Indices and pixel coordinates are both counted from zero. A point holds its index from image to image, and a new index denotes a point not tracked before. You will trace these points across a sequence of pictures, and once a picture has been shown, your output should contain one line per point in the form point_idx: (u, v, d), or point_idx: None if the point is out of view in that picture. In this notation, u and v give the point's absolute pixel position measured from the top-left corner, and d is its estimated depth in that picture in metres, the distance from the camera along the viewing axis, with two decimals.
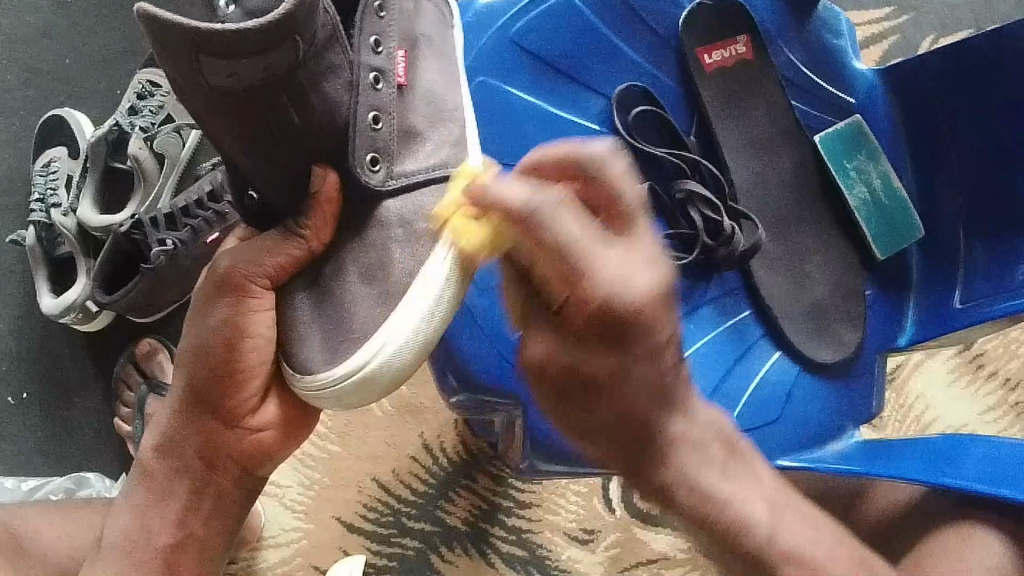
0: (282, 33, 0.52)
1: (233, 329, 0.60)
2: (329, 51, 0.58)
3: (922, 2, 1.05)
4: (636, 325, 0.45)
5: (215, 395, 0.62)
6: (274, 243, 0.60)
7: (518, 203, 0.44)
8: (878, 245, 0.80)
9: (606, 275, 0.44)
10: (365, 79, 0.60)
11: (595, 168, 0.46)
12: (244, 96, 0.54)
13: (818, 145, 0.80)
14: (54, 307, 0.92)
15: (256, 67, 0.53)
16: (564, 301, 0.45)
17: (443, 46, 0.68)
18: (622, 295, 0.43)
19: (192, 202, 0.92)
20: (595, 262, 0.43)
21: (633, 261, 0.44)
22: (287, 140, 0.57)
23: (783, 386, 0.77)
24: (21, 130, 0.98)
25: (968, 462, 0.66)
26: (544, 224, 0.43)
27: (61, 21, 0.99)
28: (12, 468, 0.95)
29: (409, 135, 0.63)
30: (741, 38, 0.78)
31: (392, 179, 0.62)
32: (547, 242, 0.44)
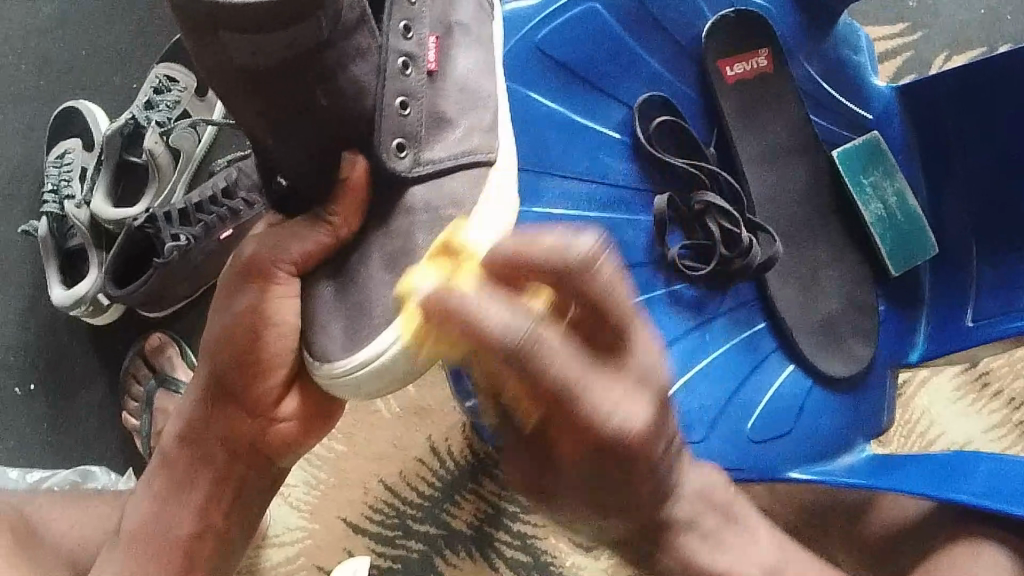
0: (302, 8, 0.52)
1: (258, 314, 0.61)
2: (357, 33, 0.58)
3: (938, 19, 1.05)
4: (631, 458, 0.43)
5: (236, 386, 0.63)
6: (300, 233, 0.61)
7: (498, 331, 0.39)
8: (892, 260, 0.81)
9: (593, 413, 0.41)
10: (393, 64, 0.60)
11: (578, 273, 0.41)
12: (265, 75, 0.55)
13: (836, 159, 0.80)
14: (64, 300, 0.92)
15: (279, 44, 0.53)
16: (555, 426, 0.42)
17: (481, 31, 0.68)
18: (621, 429, 0.41)
19: (205, 198, 0.91)
20: (587, 394, 0.41)
21: (626, 391, 0.42)
22: (314, 121, 0.58)
23: (795, 396, 0.77)
24: (36, 122, 0.98)
25: (975, 476, 0.66)
26: (524, 363, 0.39)
27: (78, 14, 0.99)
28: (19, 459, 0.96)
29: (440, 120, 0.64)
30: (763, 52, 0.78)
31: (419, 166, 0.63)
32: (531, 378, 0.40)
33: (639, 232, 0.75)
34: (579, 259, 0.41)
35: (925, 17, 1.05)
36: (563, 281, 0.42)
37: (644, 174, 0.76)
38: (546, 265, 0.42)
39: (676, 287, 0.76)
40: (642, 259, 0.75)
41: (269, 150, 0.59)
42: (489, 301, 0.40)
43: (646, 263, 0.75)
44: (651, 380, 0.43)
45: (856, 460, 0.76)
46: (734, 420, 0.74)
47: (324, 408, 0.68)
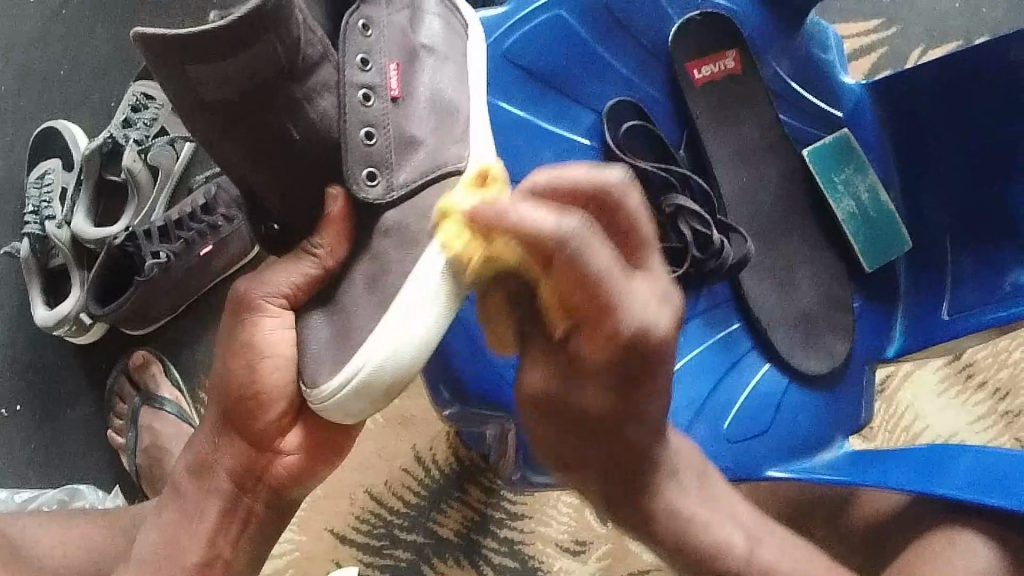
0: (251, 32, 0.55)
1: (249, 340, 0.62)
2: (320, 69, 0.61)
3: (911, 14, 1.06)
4: (651, 351, 0.47)
5: (240, 419, 0.63)
6: (289, 264, 0.63)
7: (545, 230, 0.43)
8: (866, 256, 0.81)
9: (635, 311, 0.44)
10: (354, 97, 0.63)
11: (613, 195, 0.43)
12: (237, 102, 0.58)
13: (807, 159, 0.81)
14: (48, 319, 0.92)
15: (240, 71, 0.57)
16: (588, 324, 0.46)
17: (449, 49, 0.69)
18: (647, 333, 0.45)
19: (186, 214, 0.93)
20: (624, 294, 0.44)
21: (655, 297, 0.45)
22: (292, 156, 0.61)
23: (772, 397, 0.77)
24: (15, 141, 0.98)
25: (958, 469, 0.66)
26: (578, 254, 0.43)
27: (55, 33, 0.99)
28: (6, 479, 0.95)
29: (409, 143, 0.65)
30: (730, 53, 0.79)
31: (393, 191, 0.64)
32: (581, 272, 0.43)
33: None
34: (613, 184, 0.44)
35: (898, 12, 1.05)
36: (601, 208, 0.43)
37: None
38: (577, 190, 0.44)
39: None
40: None
41: (252, 188, 0.62)
42: (536, 210, 0.44)
43: None
44: (671, 295, 0.46)
45: (835, 456, 0.76)
46: (712, 422, 0.74)
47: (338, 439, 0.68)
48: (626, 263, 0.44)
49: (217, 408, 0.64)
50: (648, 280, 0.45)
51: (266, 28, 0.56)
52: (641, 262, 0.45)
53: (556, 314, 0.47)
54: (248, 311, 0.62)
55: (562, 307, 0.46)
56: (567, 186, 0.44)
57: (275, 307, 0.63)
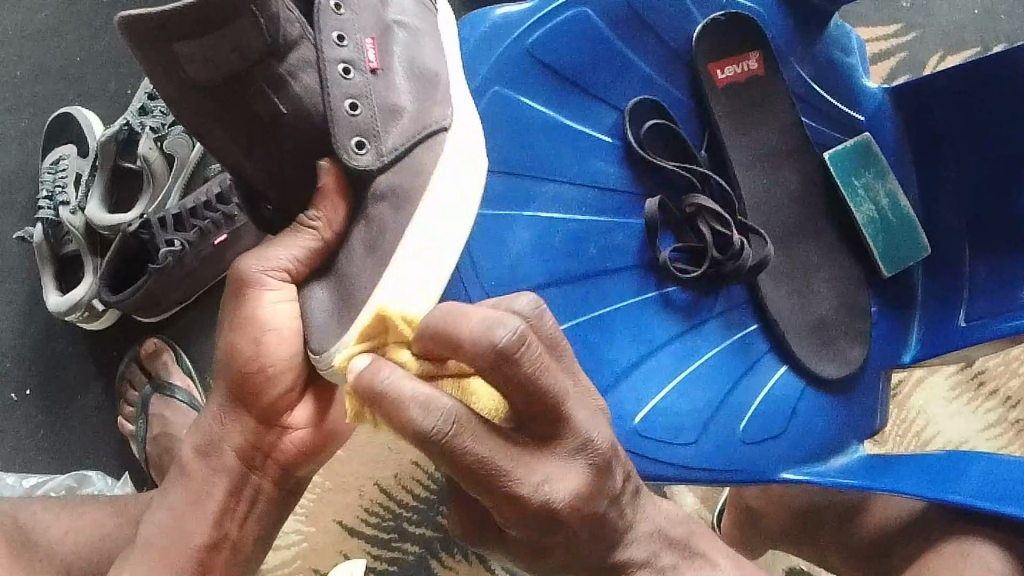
0: (230, 10, 0.56)
1: (258, 315, 0.61)
2: (299, 45, 0.63)
3: (929, 19, 1.05)
4: (562, 526, 0.43)
5: (247, 395, 0.62)
6: (283, 240, 0.63)
7: (415, 424, 0.38)
8: (884, 261, 0.81)
9: (530, 490, 0.41)
10: (334, 71, 0.63)
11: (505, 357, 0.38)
12: (222, 79, 0.59)
13: (828, 162, 0.80)
14: (60, 305, 0.92)
15: (223, 49, 0.57)
16: (492, 508, 0.42)
17: (420, 22, 0.70)
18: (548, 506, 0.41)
19: (200, 203, 0.92)
20: (515, 479, 0.40)
21: (555, 470, 0.41)
22: (281, 133, 0.63)
23: (788, 401, 0.77)
24: (29, 127, 0.98)
25: (972, 476, 0.66)
26: (448, 445, 0.39)
27: (71, 20, 0.98)
28: (14, 464, 0.95)
29: (394, 112, 0.65)
30: (753, 54, 0.78)
31: (383, 157, 0.64)
32: (455, 466, 0.39)
33: (629, 235, 0.76)
34: (507, 344, 0.38)
35: (917, 17, 1.05)
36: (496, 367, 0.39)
37: (634, 177, 0.77)
38: (472, 355, 0.39)
39: (668, 291, 0.76)
40: (631, 263, 0.75)
41: (240, 171, 0.64)
42: (409, 386, 0.39)
43: (636, 267, 0.76)
44: (569, 461, 0.42)
45: (849, 461, 0.76)
46: (727, 424, 0.74)
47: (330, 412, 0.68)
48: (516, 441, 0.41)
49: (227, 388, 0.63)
50: (551, 459, 0.42)
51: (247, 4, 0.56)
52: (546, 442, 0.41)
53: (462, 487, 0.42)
54: (254, 286, 0.61)
55: (467, 487, 0.41)
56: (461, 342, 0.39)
57: (276, 280, 0.62)
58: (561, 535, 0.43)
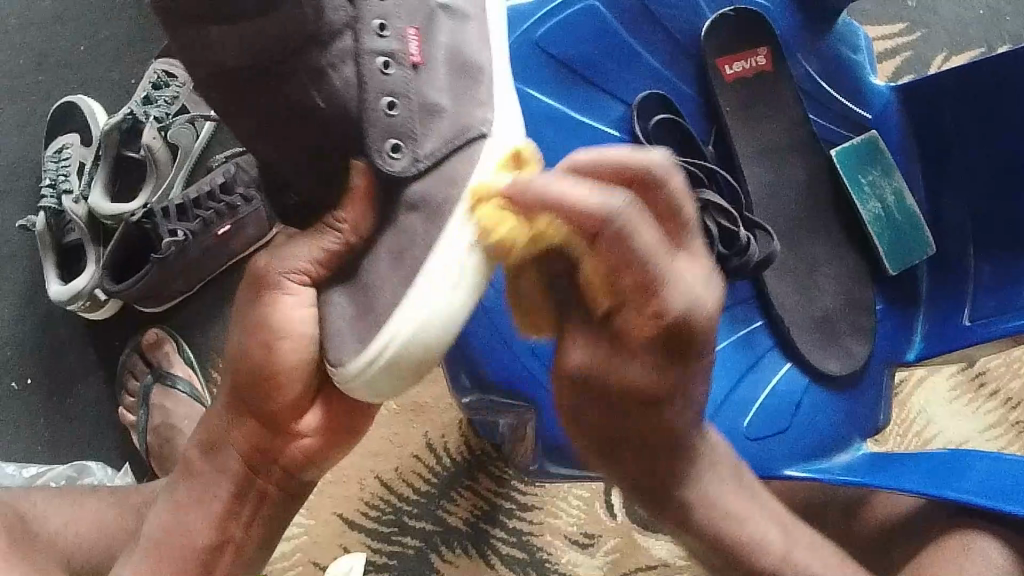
0: None
1: (268, 320, 0.60)
2: (342, 36, 0.62)
3: (936, 18, 1.05)
4: (698, 328, 0.47)
5: (256, 398, 0.62)
6: (309, 240, 0.62)
7: (589, 207, 0.43)
8: (891, 259, 0.80)
9: (678, 286, 0.45)
10: (373, 65, 0.63)
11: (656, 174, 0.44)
12: (261, 72, 0.60)
13: (835, 159, 0.80)
14: (62, 294, 0.91)
15: (261, 33, 0.58)
16: (632, 302, 0.47)
17: (471, 9, 0.69)
18: (692, 307, 0.45)
19: (204, 194, 0.93)
20: (671, 272, 0.44)
21: (700, 274, 0.45)
22: (315, 126, 0.61)
23: (792, 396, 0.77)
24: (33, 116, 0.98)
25: (974, 475, 0.66)
26: (620, 233, 0.43)
27: (76, 9, 0.98)
28: (14, 453, 0.95)
29: (433, 112, 0.64)
30: (761, 51, 0.78)
31: (419, 162, 0.63)
32: (621, 253, 0.44)
33: None
34: (657, 166, 0.44)
35: (923, 17, 1.05)
36: (642, 184, 0.44)
37: None
38: (622, 170, 0.44)
39: None
40: None
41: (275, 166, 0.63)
42: (575, 182, 0.44)
43: None
44: (711, 274, 0.46)
45: (854, 458, 0.76)
46: (731, 418, 0.74)
47: (344, 416, 0.66)
48: (675, 236, 0.45)
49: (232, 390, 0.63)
50: (693, 257, 0.45)
51: None
52: (677, 234, 0.45)
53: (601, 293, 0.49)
54: (267, 289, 0.61)
55: (605, 290, 0.48)
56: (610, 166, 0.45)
57: (293, 283, 0.62)
58: (687, 343, 0.49)
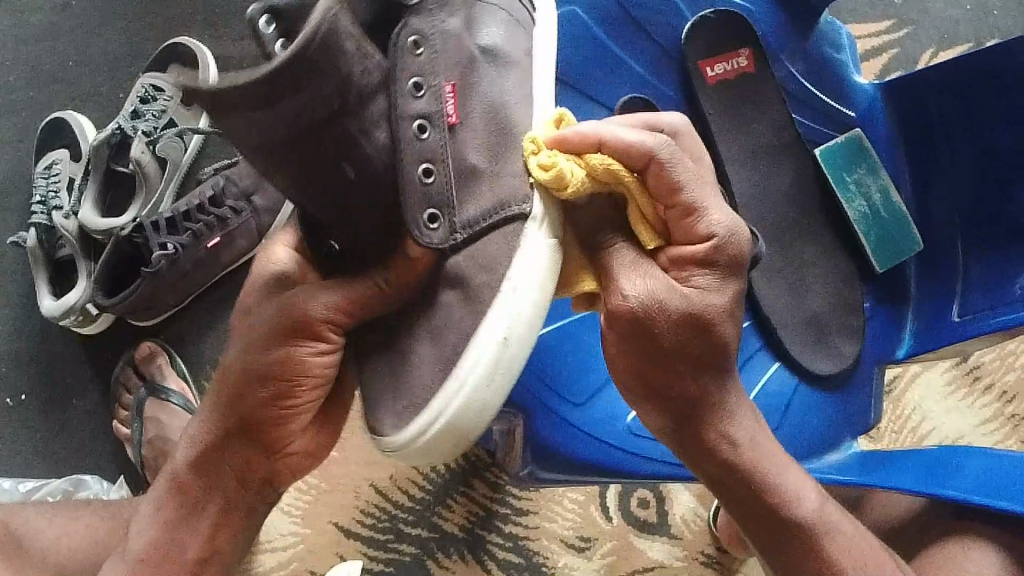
0: (298, 79, 0.45)
1: (298, 371, 0.59)
2: (376, 99, 0.53)
3: (923, 14, 1.05)
4: (731, 266, 0.55)
5: (261, 428, 0.61)
6: (333, 287, 0.57)
7: (640, 142, 0.52)
8: (877, 257, 0.81)
9: (713, 214, 0.53)
10: (407, 129, 0.55)
11: (683, 128, 0.56)
12: (296, 134, 0.48)
13: (818, 158, 0.81)
14: (54, 309, 0.92)
15: (284, 116, 0.47)
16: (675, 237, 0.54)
17: (515, 51, 0.60)
18: (731, 235, 0.54)
19: (193, 206, 0.93)
20: (703, 196, 0.53)
21: (720, 204, 0.54)
22: (350, 195, 0.53)
23: (781, 397, 0.77)
24: (22, 132, 0.98)
25: (967, 472, 0.66)
26: (662, 161, 0.52)
27: (63, 25, 0.99)
28: (10, 468, 0.95)
29: (473, 176, 0.57)
30: (744, 52, 0.78)
31: (457, 234, 0.56)
32: (666, 179, 0.52)
33: None
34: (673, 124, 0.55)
35: (910, 13, 1.05)
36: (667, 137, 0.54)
37: None
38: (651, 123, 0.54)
39: None
40: None
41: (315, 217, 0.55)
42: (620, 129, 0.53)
43: None
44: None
45: (845, 457, 0.76)
46: None
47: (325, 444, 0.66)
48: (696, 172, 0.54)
49: (231, 412, 0.62)
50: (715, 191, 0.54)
51: (314, 69, 0.46)
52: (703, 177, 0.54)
53: (643, 236, 0.56)
54: (295, 331, 0.57)
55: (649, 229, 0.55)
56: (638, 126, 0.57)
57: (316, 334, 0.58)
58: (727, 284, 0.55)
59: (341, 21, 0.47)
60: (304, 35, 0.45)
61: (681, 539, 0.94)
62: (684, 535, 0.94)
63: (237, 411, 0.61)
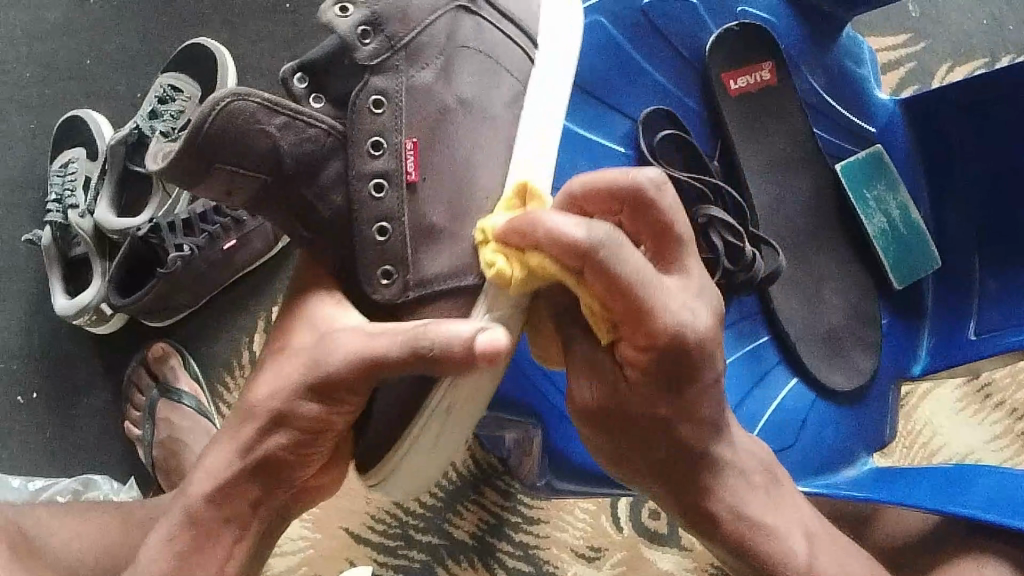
0: (203, 158, 0.56)
1: (326, 419, 0.58)
2: (335, 159, 0.61)
3: (940, 29, 1.05)
4: (688, 357, 0.51)
5: (282, 466, 0.58)
6: (362, 340, 0.55)
7: (579, 239, 0.47)
8: (895, 273, 0.81)
9: (668, 313, 0.49)
10: (364, 190, 0.62)
11: (647, 195, 0.49)
12: (262, 195, 0.60)
13: (840, 173, 0.80)
14: (69, 308, 0.92)
15: (220, 182, 0.58)
16: (625, 333, 0.51)
17: (489, 106, 0.65)
18: (688, 331, 0.50)
19: (210, 208, 0.92)
20: (655, 294, 0.48)
21: (683, 297, 0.50)
22: (326, 241, 0.63)
23: (798, 412, 0.77)
24: (39, 129, 0.98)
25: (980, 490, 0.66)
26: (608, 262, 0.47)
27: (81, 23, 0.99)
28: (20, 466, 0.95)
29: (430, 235, 0.62)
30: (767, 65, 0.78)
31: (409, 291, 0.61)
32: (611, 280, 0.47)
33: None
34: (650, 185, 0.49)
35: (927, 28, 1.05)
36: (638, 203, 0.49)
37: None
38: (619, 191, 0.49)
39: None
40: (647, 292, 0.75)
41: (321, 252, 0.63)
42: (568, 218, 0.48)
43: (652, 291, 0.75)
44: (703, 289, 0.51)
45: (859, 473, 0.76)
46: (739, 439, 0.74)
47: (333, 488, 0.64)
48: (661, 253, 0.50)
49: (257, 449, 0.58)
50: (680, 280, 0.50)
51: (216, 144, 0.56)
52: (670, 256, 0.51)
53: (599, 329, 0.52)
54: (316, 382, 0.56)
55: (603, 322, 0.52)
56: (607, 187, 0.50)
57: (346, 390, 0.56)
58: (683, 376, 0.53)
59: (251, 106, 0.57)
60: (195, 120, 0.55)
61: (692, 551, 0.94)
62: (693, 546, 0.94)
63: (257, 451, 0.58)
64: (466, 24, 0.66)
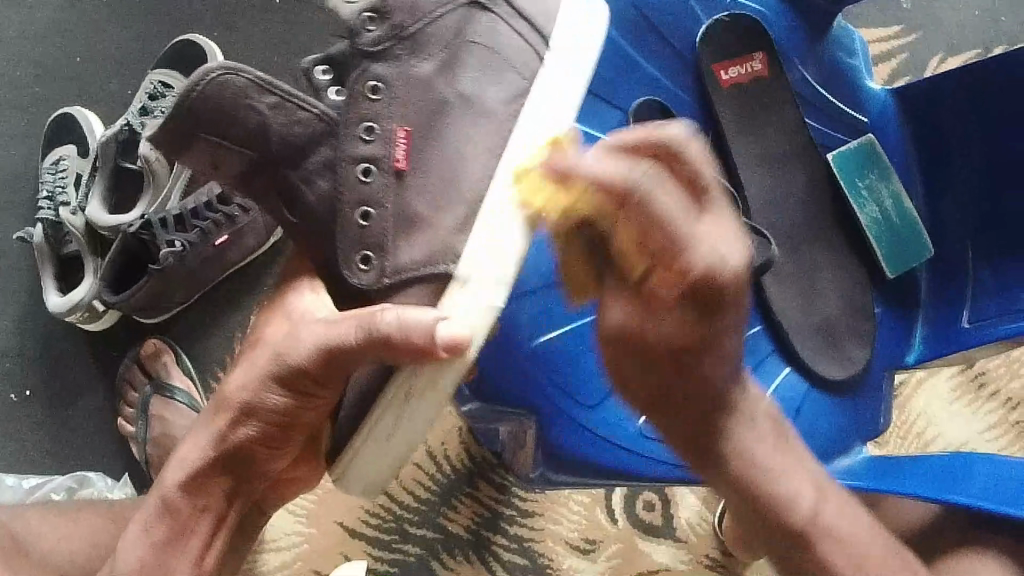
0: (186, 128, 0.60)
1: (295, 417, 0.59)
2: (321, 147, 0.63)
3: (932, 20, 1.05)
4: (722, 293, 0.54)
5: (247, 461, 0.61)
6: (324, 329, 0.57)
7: (617, 179, 0.53)
8: (886, 263, 0.81)
9: (705, 250, 0.52)
10: (350, 173, 0.63)
11: (675, 148, 0.52)
12: (249, 171, 0.64)
13: (831, 162, 0.81)
14: (60, 306, 0.91)
15: (204, 160, 0.63)
16: (661, 267, 0.54)
17: (492, 100, 0.64)
18: (724, 267, 0.52)
19: (201, 204, 0.93)
20: (689, 230, 0.52)
21: (720, 233, 0.52)
22: (310, 224, 0.64)
23: (791, 403, 0.77)
24: (29, 127, 0.98)
25: (975, 478, 0.66)
26: (644, 198, 0.52)
27: (70, 20, 0.98)
28: (15, 464, 0.95)
29: (411, 220, 0.63)
30: (758, 55, 0.78)
31: (384, 277, 0.62)
32: (645, 216, 0.52)
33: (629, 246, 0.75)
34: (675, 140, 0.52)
35: (920, 18, 1.05)
36: (667, 153, 0.53)
37: None
38: (647, 144, 0.53)
39: None
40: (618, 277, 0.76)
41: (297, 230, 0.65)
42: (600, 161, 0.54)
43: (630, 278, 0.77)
44: (740, 235, 0.53)
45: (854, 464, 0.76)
46: None
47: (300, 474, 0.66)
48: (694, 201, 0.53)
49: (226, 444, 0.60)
50: (715, 225, 0.52)
51: (198, 122, 0.60)
52: (707, 205, 0.52)
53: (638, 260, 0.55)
54: (278, 378, 0.58)
55: (642, 256, 0.55)
56: (635, 140, 0.53)
57: (311, 384, 0.57)
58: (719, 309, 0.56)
59: (242, 81, 0.61)
60: (184, 88, 0.60)
61: (686, 543, 0.94)
62: (689, 538, 0.94)
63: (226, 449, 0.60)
64: (479, 21, 0.65)
